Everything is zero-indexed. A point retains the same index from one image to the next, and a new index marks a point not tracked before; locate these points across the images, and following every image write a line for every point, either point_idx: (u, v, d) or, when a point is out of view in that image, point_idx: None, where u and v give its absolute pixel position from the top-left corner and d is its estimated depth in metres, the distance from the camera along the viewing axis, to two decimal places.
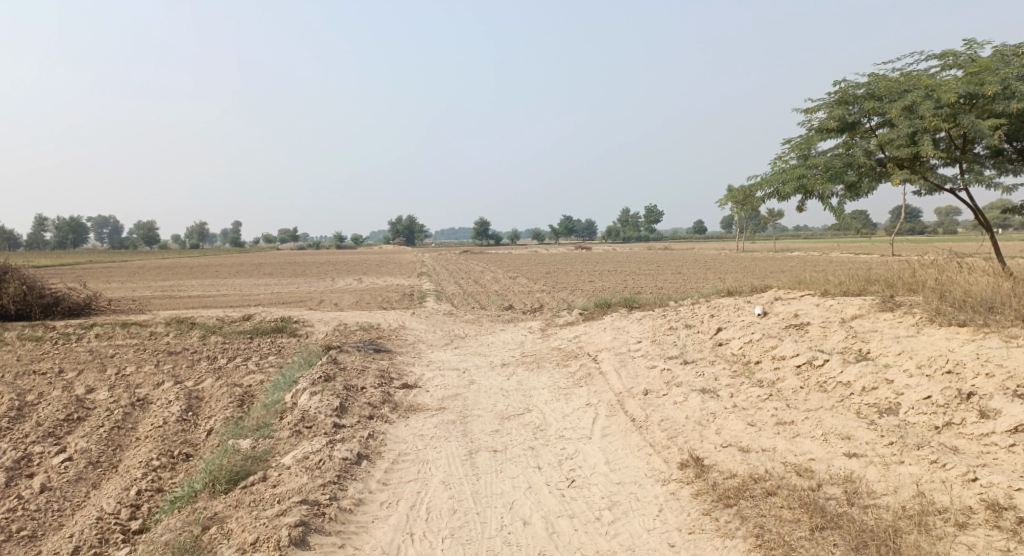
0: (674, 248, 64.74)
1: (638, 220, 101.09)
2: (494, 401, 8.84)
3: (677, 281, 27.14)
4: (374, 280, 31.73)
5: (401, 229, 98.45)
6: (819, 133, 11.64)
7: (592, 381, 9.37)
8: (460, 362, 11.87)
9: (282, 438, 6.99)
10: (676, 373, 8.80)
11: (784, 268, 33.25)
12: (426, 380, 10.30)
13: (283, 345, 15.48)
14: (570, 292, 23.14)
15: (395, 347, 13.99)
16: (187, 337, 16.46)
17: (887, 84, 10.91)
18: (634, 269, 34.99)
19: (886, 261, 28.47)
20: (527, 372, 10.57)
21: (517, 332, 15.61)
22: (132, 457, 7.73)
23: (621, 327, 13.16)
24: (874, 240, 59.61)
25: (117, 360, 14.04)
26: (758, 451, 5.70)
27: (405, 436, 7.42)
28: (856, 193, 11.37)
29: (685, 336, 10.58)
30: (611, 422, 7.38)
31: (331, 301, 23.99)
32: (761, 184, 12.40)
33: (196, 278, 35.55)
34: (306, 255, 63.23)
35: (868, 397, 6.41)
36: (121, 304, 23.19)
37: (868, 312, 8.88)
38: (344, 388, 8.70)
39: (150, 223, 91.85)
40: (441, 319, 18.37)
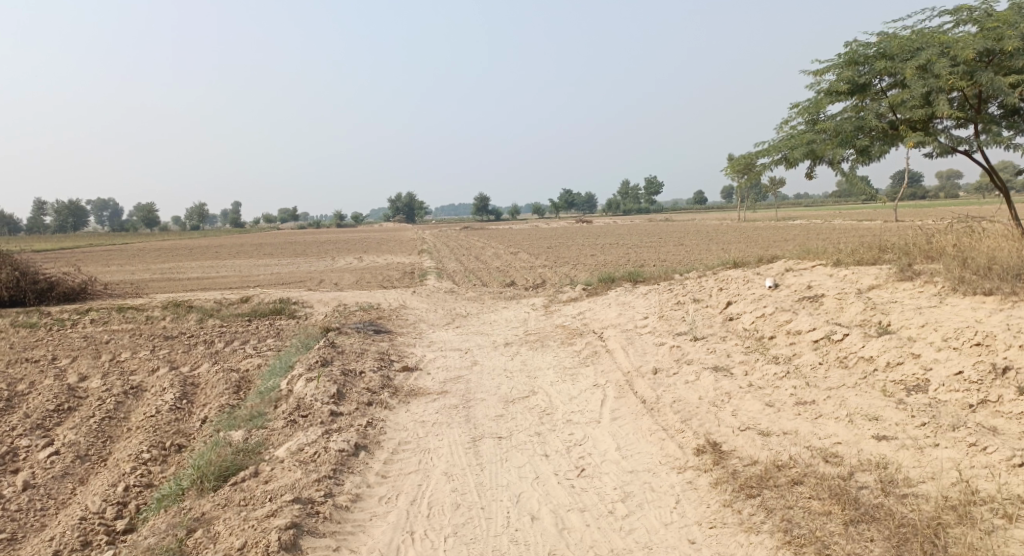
0: (677, 220, 64.08)
1: (639, 192, 100.29)
2: (498, 384, 8.50)
3: (681, 254, 26.69)
4: (374, 258, 31.30)
5: (401, 206, 97.77)
6: (828, 95, 11.17)
7: (599, 360, 9.02)
8: (463, 343, 11.52)
9: (276, 428, 6.67)
10: (687, 350, 8.44)
11: (789, 237, 32.77)
12: (427, 362, 9.96)
13: (282, 327, 15.14)
14: (573, 267, 22.71)
15: (395, 327, 13.63)
16: (183, 321, 16.12)
17: (900, 43, 10.43)
18: (637, 242, 34.59)
19: (893, 228, 28.00)
20: (531, 352, 10.22)
21: (521, 309, 15.25)
22: (122, 449, 7.41)
23: (627, 302, 12.79)
24: (878, 208, 59.00)
25: (111, 346, 13.70)
26: (779, 435, 5.35)
27: (405, 423, 7.09)
28: (867, 158, 10.91)
29: (694, 311, 10.20)
30: (621, 404, 7.05)
31: (331, 281, 23.60)
32: (766, 151, 11.92)
33: (194, 259, 35.17)
34: (307, 234, 62.79)
35: (894, 373, 6.05)
36: (117, 288, 22.84)
37: (886, 282, 8.49)
38: (341, 373, 8.35)
39: (150, 203, 91.28)
40: (442, 297, 18.00)
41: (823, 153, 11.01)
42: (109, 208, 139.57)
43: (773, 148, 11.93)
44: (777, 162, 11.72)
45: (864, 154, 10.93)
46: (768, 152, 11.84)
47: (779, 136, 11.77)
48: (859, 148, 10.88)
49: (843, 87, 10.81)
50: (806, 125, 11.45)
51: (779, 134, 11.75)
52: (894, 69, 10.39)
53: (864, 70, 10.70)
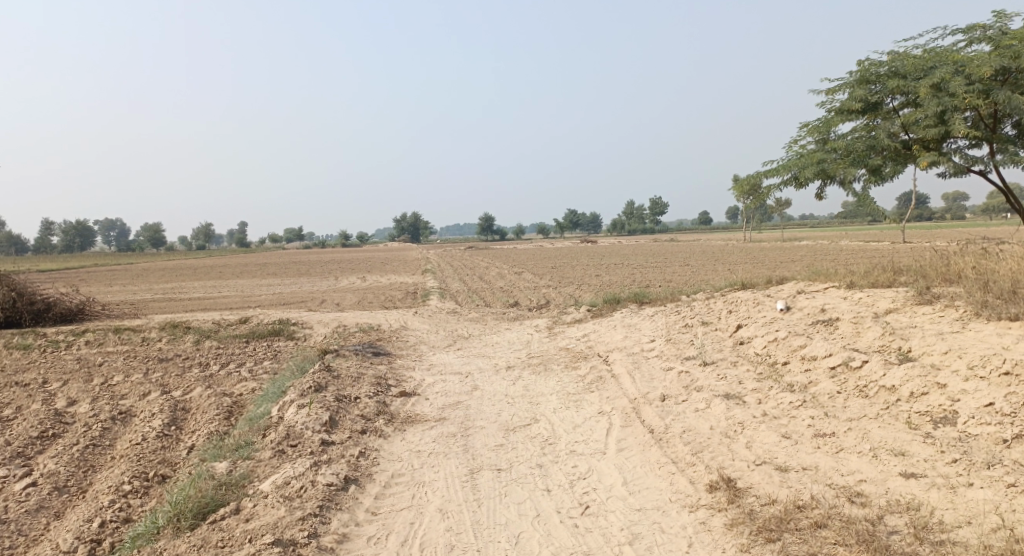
0: (682, 240, 63.75)
1: (644, 212, 100.14)
2: (499, 410, 8.14)
3: (687, 275, 26.30)
4: (377, 278, 30.99)
5: (405, 226, 97.74)
6: (838, 114, 10.87)
7: (604, 386, 8.65)
8: (464, 366, 11.16)
9: (263, 459, 6.30)
10: (696, 376, 8.08)
11: (796, 257, 32.43)
12: (426, 387, 9.60)
13: (280, 349, 14.82)
14: (578, 288, 22.38)
15: (395, 350, 13.28)
16: (180, 342, 15.81)
17: (912, 61, 10.17)
18: (642, 262, 34.23)
19: (903, 250, 27.57)
20: (534, 376, 9.86)
21: (524, 331, 14.90)
22: (103, 480, 7.06)
23: (633, 325, 12.43)
24: (885, 229, 58.63)
25: (104, 369, 13.38)
26: (798, 470, 4.98)
27: (400, 453, 6.74)
28: (879, 178, 10.58)
29: (702, 334, 9.85)
30: (627, 434, 6.68)
31: (333, 301, 23.28)
32: (775, 171, 11.58)
33: (197, 280, 34.96)
34: (311, 254, 62.68)
35: (918, 404, 5.69)
36: (116, 308, 22.55)
37: (904, 306, 8.13)
38: (334, 399, 8.00)
39: (155, 223, 91.24)
40: (444, 318, 17.65)
41: (833, 172, 10.68)
42: (116, 228, 139.96)
43: (781, 168, 11.60)
44: (786, 181, 11.37)
45: (875, 174, 10.60)
46: (777, 171, 11.50)
47: (787, 156, 11.44)
48: (870, 168, 10.55)
49: (855, 106, 10.51)
50: (815, 144, 11.14)
51: (788, 154, 11.43)
52: (907, 88, 10.11)
53: (875, 88, 10.42)
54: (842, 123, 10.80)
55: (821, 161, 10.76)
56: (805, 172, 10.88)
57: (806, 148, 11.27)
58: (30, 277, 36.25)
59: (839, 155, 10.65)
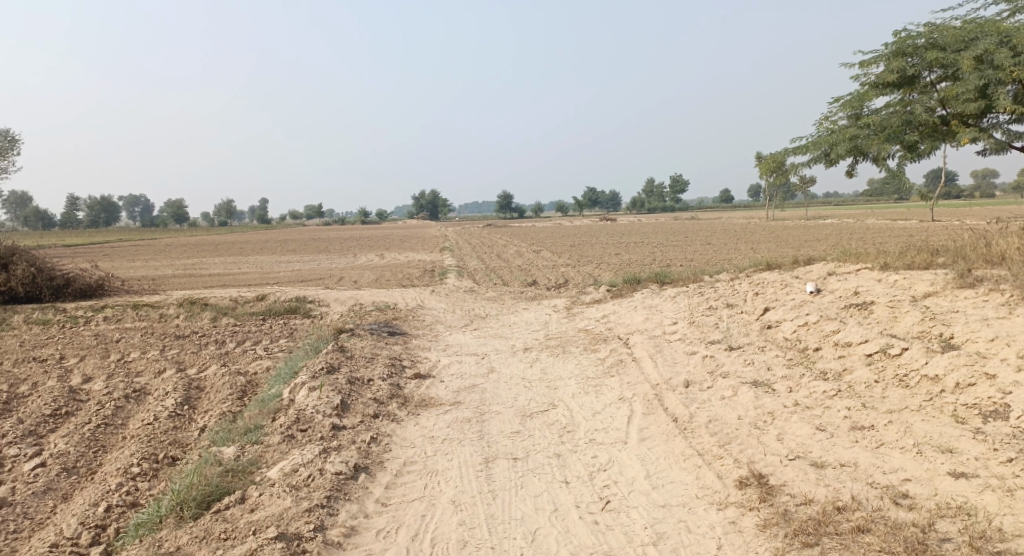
0: (703, 219, 62.98)
1: (664, 190, 98.98)
2: (516, 395, 7.87)
3: (709, 254, 25.80)
4: (394, 256, 30.76)
5: (424, 204, 97.39)
6: (873, 88, 10.34)
7: (625, 370, 8.34)
8: (480, 347, 10.90)
9: (272, 444, 6.05)
10: (721, 361, 7.75)
11: (821, 236, 31.73)
12: (441, 369, 9.35)
13: (296, 327, 14.64)
14: (598, 267, 22.00)
15: (411, 329, 13.04)
16: (196, 319, 15.67)
17: (953, 31, 9.63)
18: (663, 241, 33.70)
19: (931, 230, 26.84)
20: (552, 359, 9.57)
21: (542, 311, 14.60)
22: (111, 461, 6.89)
23: (654, 306, 12.10)
24: (912, 208, 57.41)
25: (120, 345, 13.27)
26: (836, 468, 4.77)
27: (413, 439, 6.49)
28: (915, 156, 10.07)
29: (728, 317, 9.50)
30: (650, 422, 6.39)
31: (350, 279, 23.09)
32: (804, 148, 11.09)
33: (217, 256, 34.90)
34: (330, 231, 62.59)
35: (965, 396, 5.36)
36: (135, 284, 22.53)
37: (943, 290, 7.72)
38: (346, 381, 7.77)
39: (177, 199, 91.82)
40: (462, 297, 17.38)
41: (866, 149, 10.18)
42: (139, 204, 140.86)
43: (811, 145, 11.09)
44: (815, 159, 10.88)
45: (911, 151, 10.09)
46: (806, 149, 11.00)
47: (817, 132, 10.94)
48: (906, 144, 10.05)
49: (891, 79, 9.99)
50: (848, 120, 10.63)
51: (818, 130, 10.93)
52: (947, 59, 9.58)
53: (913, 60, 9.89)
54: (876, 98, 10.28)
55: (854, 137, 10.25)
56: (837, 149, 10.38)
57: (838, 124, 10.76)
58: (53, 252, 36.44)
59: (873, 131, 10.15)
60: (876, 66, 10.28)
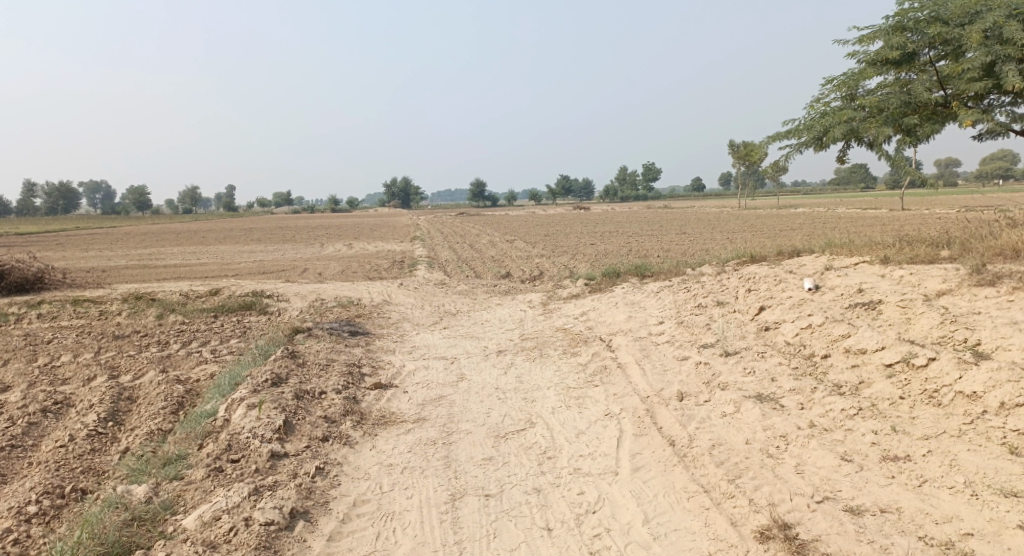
0: (677, 208, 62.43)
1: (637, 178, 98.61)
2: (488, 410, 6.95)
3: (688, 244, 25.09)
4: (363, 246, 29.54)
5: (396, 192, 95.80)
6: (870, 66, 9.54)
7: (610, 379, 7.48)
8: (449, 350, 9.95)
9: (195, 480, 5.13)
10: (718, 369, 6.90)
11: (796, 226, 31.29)
12: (405, 377, 8.40)
13: (250, 326, 13.56)
14: (573, 258, 21.13)
15: (375, 328, 12.08)
16: (142, 317, 14.51)
17: (958, 4, 8.86)
18: (638, 230, 33.00)
19: (909, 221, 26.40)
20: (528, 364, 8.67)
21: (516, 307, 13.68)
22: (8, 497, 5.86)
23: (636, 303, 11.26)
24: (883, 197, 57.59)
25: (52, 348, 12.12)
26: (875, 515, 4.17)
27: (367, 469, 5.54)
28: (912, 140, 9.31)
29: (719, 317, 8.67)
30: (642, 446, 5.52)
31: (314, 271, 21.94)
32: (793, 132, 10.26)
33: (178, 245, 33.43)
34: (298, 221, 60.97)
35: (1013, 419, 4.56)
36: (82, 277, 21.18)
37: (960, 288, 6.95)
38: (292, 396, 6.79)
39: (140, 187, 89.09)
40: (431, 291, 16.38)
41: (862, 132, 9.38)
42: (103, 191, 136.83)
43: (800, 129, 10.27)
44: (806, 144, 10.06)
45: (909, 135, 9.32)
46: (795, 133, 10.18)
47: (808, 115, 10.11)
48: (903, 128, 9.29)
49: (891, 57, 9.18)
50: (842, 101, 9.83)
51: (808, 112, 10.10)
52: (952, 35, 8.80)
53: (914, 36, 9.09)
54: (873, 77, 9.48)
55: (850, 119, 9.44)
56: (832, 132, 9.56)
57: (831, 105, 9.95)
58: (3, 242, 34.67)
59: (869, 112, 9.35)
60: (873, 42, 9.47)
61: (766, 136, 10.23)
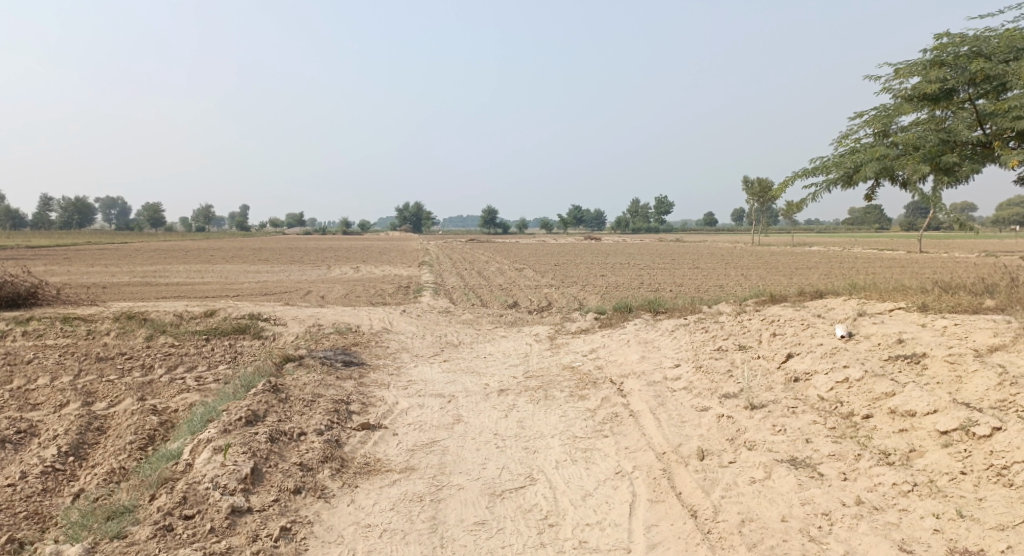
0: (689, 242, 61.89)
1: (649, 211, 98.21)
2: (484, 460, 6.23)
3: (702, 280, 24.36)
4: (369, 270, 28.92)
5: (407, 217, 95.65)
6: (904, 101, 8.84)
7: (621, 429, 6.76)
8: (447, 386, 9.23)
9: (139, 541, 4.65)
10: (743, 424, 6.17)
11: (812, 265, 30.58)
12: (397, 417, 7.70)
13: (242, 351, 12.91)
14: (583, 290, 20.41)
15: (371, 358, 11.40)
16: (132, 338, 13.89)
17: (1002, 38, 8.18)
18: (649, 263, 32.33)
19: (930, 263, 25.56)
20: (531, 407, 7.96)
21: (522, 341, 12.96)
22: None
23: (649, 341, 10.53)
24: (899, 238, 56.78)
25: (31, 369, 11.49)
26: None
27: (342, 531, 4.95)
28: (951, 179, 8.60)
29: (742, 362, 7.93)
30: (658, 516, 4.83)
31: (317, 294, 21.30)
32: (820, 169, 9.55)
33: (184, 263, 32.93)
34: (306, 242, 60.62)
35: None
36: (79, 293, 20.66)
37: (1016, 344, 6.20)
38: (266, 439, 6.13)
39: (156, 205, 89.90)
40: (434, 319, 15.68)
41: (897, 170, 8.66)
42: (118, 206, 137.63)
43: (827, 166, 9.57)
44: (833, 182, 9.37)
45: (947, 174, 8.61)
46: (822, 170, 9.50)
47: (836, 151, 9.42)
48: (941, 166, 8.59)
49: (927, 92, 8.48)
50: (873, 137, 9.14)
51: (836, 149, 9.41)
52: (995, 71, 8.10)
53: (954, 71, 8.39)
54: (908, 113, 8.78)
55: (883, 156, 8.72)
56: (862, 170, 8.86)
57: (861, 141, 9.27)
58: (9, 255, 34.34)
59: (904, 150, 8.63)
60: (909, 77, 8.78)
61: (790, 173, 9.53)
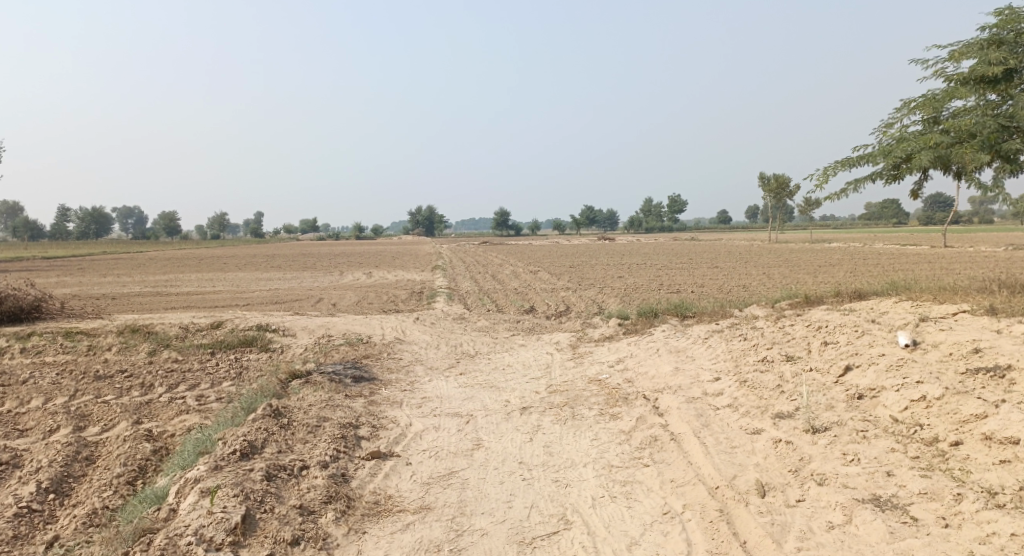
0: (704, 240, 60.94)
1: (662, 210, 97.19)
2: (509, 497, 5.47)
3: (725, 280, 23.46)
4: (381, 275, 28.20)
5: (421, 221, 95.06)
6: (957, 85, 7.94)
7: (663, 456, 5.98)
8: (463, 404, 8.45)
9: None
10: (807, 452, 5.39)
11: (836, 262, 29.57)
12: (410, 442, 6.94)
13: (247, 366, 12.20)
14: (602, 293, 19.58)
15: (382, 371, 10.68)
16: (134, 353, 13.24)
17: None
18: (668, 263, 31.50)
19: (959, 259, 24.54)
20: (558, 429, 7.18)
21: (541, 350, 12.16)
22: None
23: (682, 350, 9.72)
24: (920, 233, 55.59)
25: (25, 389, 10.85)
26: None
27: None
28: (1012, 169, 7.68)
29: (792, 374, 7.10)
30: None
31: (328, 301, 20.60)
32: (861, 161, 8.64)
33: (196, 272, 32.44)
34: (317, 248, 60.16)
35: None
36: (84, 306, 20.06)
37: None
38: (261, 478, 5.46)
39: (172, 212, 89.55)
40: (449, 327, 14.91)
41: (951, 160, 7.74)
42: (134, 215, 137.78)
43: (869, 158, 8.64)
44: (877, 174, 8.44)
45: (1008, 164, 7.69)
46: (863, 161, 8.57)
47: (879, 141, 8.50)
48: (1001, 155, 7.66)
49: (985, 75, 7.61)
50: (921, 124, 8.22)
51: (880, 138, 8.49)
52: None
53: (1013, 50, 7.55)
54: (962, 98, 7.87)
55: (936, 145, 7.80)
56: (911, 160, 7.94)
57: (907, 129, 8.35)
58: (22, 268, 33.93)
59: (959, 138, 7.71)
60: (963, 58, 7.87)
61: (829, 166, 8.62)
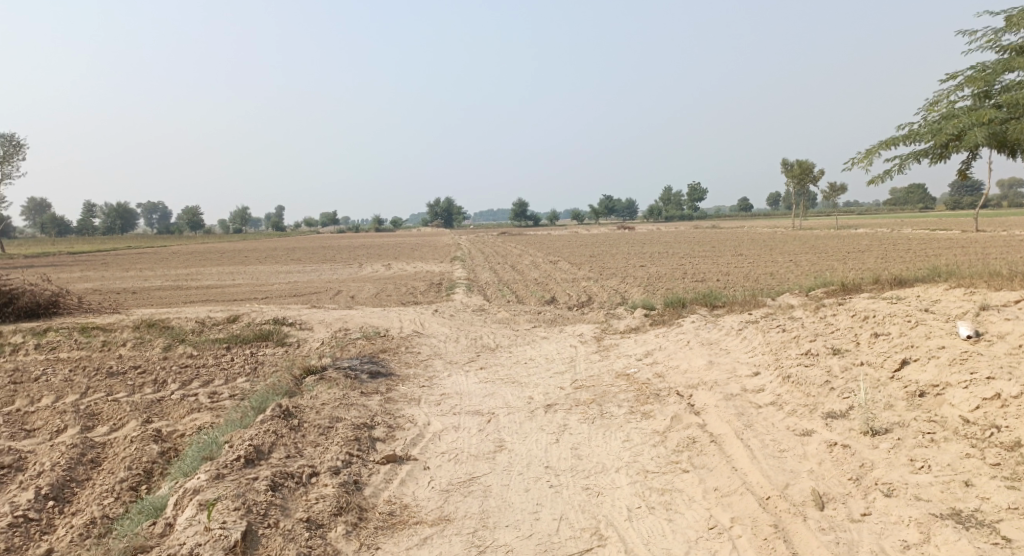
0: (726, 228, 59.95)
1: (682, 198, 96.02)
2: (535, 507, 4.99)
3: (752, 267, 22.72)
4: (400, 267, 27.77)
5: (438, 212, 94.68)
6: (1013, 56, 7.19)
7: (704, 459, 5.46)
8: (484, 402, 7.95)
9: None
10: (868, 457, 4.86)
11: (865, 248, 28.68)
12: (427, 444, 6.47)
13: (262, 361, 11.79)
14: (625, 283, 18.96)
15: (400, 365, 10.22)
16: (148, 349, 12.89)
17: None
18: (690, 251, 30.79)
19: (997, 244, 23.50)
20: (586, 429, 6.66)
21: (565, 343, 11.62)
22: None
23: (715, 342, 9.14)
24: (949, 217, 54.21)
25: (36, 387, 10.52)
26: None
27: None
28: None
29: (841, 368, 6.51)
30: None
31: (346, 294, 20.21)
32: (904, 140, 7.88)
33: (215, 265, 32.22)
34: (336, 242, 60.08)
35: None
36: (102, 300, 19.84)
37: None
38: (266, 487, 5.03)
39: (195, 207, 89.89)
40: (468, 320, 14.42)
41: (1008, 138, 7.00)
42: (158, 210, 138.79)
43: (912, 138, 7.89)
44: (923, 155, 7.67)
45: None
46: (907, 141, 7.79)
47: (924, 118, 7.75)
48: None
49: None
50: (971, 99, 7.47)
51: (924, 116, 7.74)
52: None
53: None
54: (1017, 70, 7.13)
55: (991, 120, 7.06)
56: (963, 138, 7.19)
57: (955, 105, 7.59)
58: (44, 262, 33.90)
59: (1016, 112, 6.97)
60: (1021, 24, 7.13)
61: (869, 145, 7.86)
